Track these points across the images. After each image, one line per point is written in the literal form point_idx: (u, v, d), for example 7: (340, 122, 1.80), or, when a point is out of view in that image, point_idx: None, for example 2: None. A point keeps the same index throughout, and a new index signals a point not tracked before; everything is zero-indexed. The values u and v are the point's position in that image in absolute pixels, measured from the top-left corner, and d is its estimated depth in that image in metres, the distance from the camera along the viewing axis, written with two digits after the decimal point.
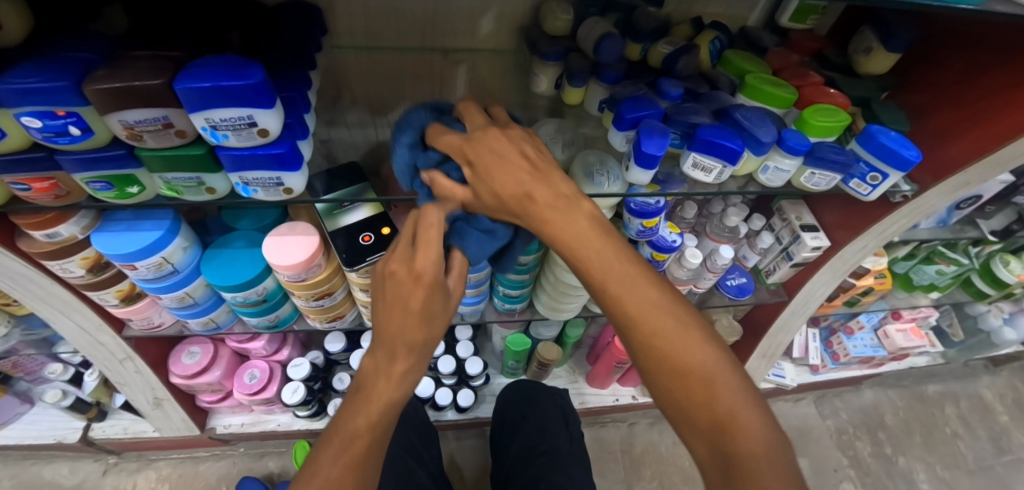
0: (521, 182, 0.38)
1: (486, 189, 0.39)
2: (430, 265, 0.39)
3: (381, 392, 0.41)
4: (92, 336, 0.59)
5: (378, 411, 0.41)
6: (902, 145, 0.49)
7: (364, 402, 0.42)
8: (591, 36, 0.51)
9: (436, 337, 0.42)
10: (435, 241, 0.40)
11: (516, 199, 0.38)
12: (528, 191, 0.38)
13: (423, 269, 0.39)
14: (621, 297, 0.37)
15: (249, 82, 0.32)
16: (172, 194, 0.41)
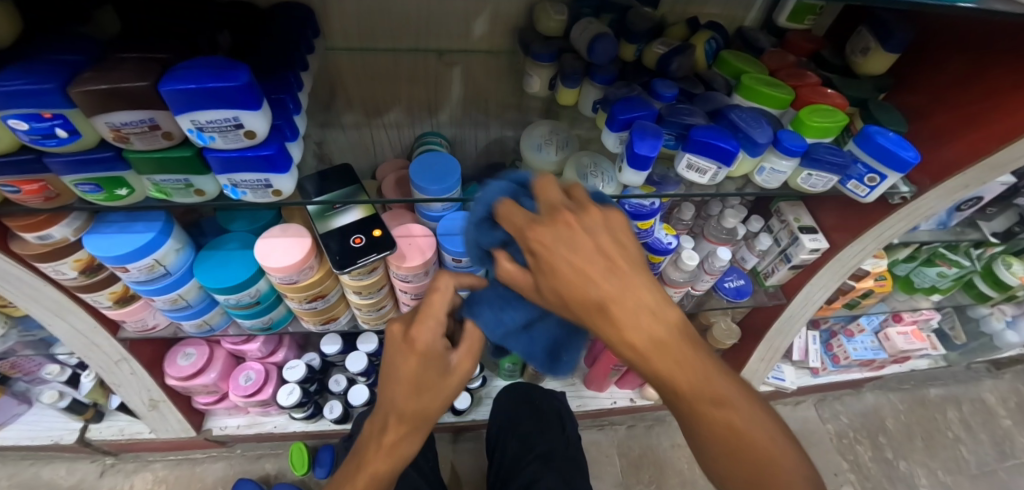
0: (594, 288, 0.33)
1: (549, 285, 0.35)
2: (427, 338, 0.42)
3: (374, 462, 0.46)
4: (87, 338, 0.59)
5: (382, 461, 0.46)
6: (901, 146, 0.49)
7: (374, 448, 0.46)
8: (584, 37, 0.51)
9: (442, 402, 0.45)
10: (436, 313, 0.43)
11: (587, 307, 0.34)
12: (610, 302, 0.33)
13: (418, 342, 0.42)
14: (715, 412, 0.35)
15: (234, 84, 0.32)
16: (161, 196, 0.41)
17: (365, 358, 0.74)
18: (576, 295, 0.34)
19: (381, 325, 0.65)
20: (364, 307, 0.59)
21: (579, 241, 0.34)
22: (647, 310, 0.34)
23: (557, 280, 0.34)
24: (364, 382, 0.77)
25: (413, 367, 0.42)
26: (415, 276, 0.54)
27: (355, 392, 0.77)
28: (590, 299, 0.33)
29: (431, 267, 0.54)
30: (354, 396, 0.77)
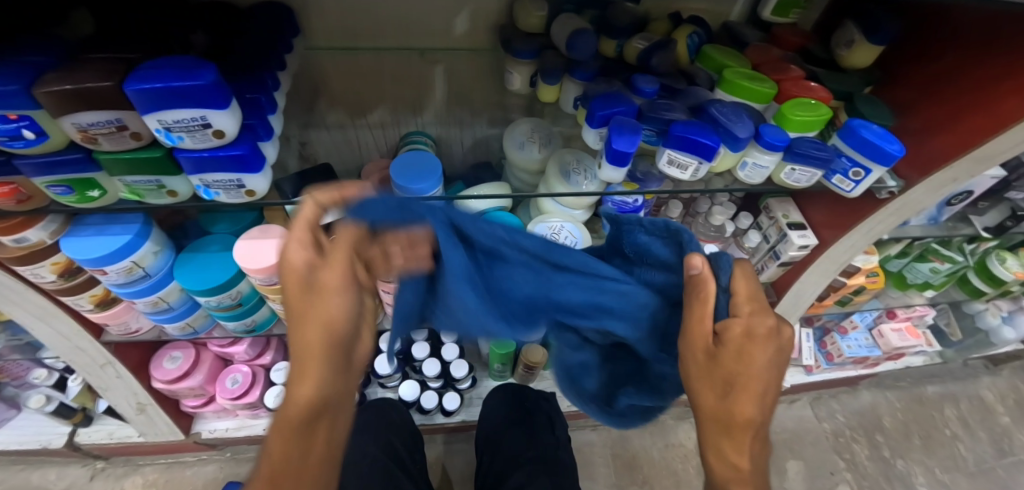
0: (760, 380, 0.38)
1: (727, 377, 0.38)
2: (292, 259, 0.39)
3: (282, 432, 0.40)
4: (70, 342, 0.59)
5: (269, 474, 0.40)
6: (885, 140, 0.48)
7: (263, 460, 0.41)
8: (564, 33, 0.50)
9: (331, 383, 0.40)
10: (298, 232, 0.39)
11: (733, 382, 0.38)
12: (749, 420, 0.38)
13: (287, 261, 0.38)
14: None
15: (200, 83, 0.32)
16: (133, 197, 0.41)
17: None
18: (739, 398, 0.38)
19: None
20: None
21: (769, 370, 0.38)
22: (752, 455, 0.39)
23: (737, 383, 0.38)
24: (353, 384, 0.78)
25: (290, 288, 0.39)
26: None
27: None
28: (745, 411, 0.38)
29: None
30: None
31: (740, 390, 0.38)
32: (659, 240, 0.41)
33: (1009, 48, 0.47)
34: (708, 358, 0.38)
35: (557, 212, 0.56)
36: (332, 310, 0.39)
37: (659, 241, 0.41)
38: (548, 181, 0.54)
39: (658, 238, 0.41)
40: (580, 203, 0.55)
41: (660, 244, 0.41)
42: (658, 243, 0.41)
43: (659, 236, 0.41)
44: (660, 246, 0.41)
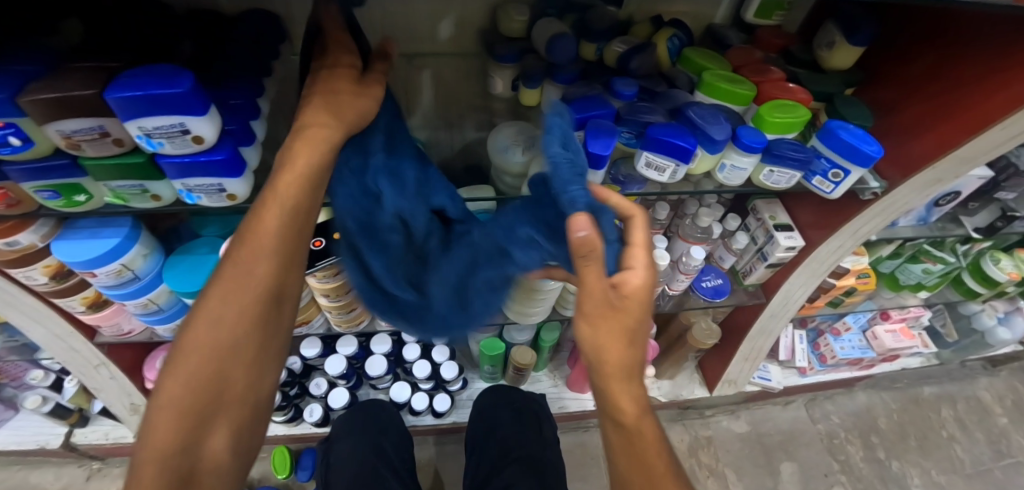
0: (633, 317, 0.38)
1: (607, 322, 0.38)
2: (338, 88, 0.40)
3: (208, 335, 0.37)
4: (64, 343, 0.60)
5: (179, 391, 0.36)
6: (862, 141, 0.48)
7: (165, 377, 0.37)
8: (544, 37, 0.51)
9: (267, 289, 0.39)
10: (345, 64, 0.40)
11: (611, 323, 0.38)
12: (628, 369, 0.40)
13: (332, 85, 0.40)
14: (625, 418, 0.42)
15: (178, 90, 0.33)
16: (119, 201, 0.42)
17: (344, 361, 0.74)
18: (615, 341, 0.39)
19: (354, 327, 0.66)
20: (335, 310, 0.60)
21: (645, 308, 0.38)
22: (640, 395, 0.42)
23: (614, 324, 0.38)
24: (345, 385, 0.79)
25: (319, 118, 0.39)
26: None
27: (335, 395, 0.78)
28: (621, 358, 0.39)
29: None
30: (335, 399, 0.78)
31: (620, 342, 0.38)
32: (578, 182, 0.36)
33: (988, 48, 0.48)
34: (595, 298, 0.37)
35: None
36: (272, 212, 0.38)
37: (573, 184, 0.35)
38: None
39: (574, 181, 0.36)
40: None
41: (560, 187, 0.36)
42: (569, 194, 0.35)
43: (578, 180, 0.36)
44: (570, 192, 0.35)
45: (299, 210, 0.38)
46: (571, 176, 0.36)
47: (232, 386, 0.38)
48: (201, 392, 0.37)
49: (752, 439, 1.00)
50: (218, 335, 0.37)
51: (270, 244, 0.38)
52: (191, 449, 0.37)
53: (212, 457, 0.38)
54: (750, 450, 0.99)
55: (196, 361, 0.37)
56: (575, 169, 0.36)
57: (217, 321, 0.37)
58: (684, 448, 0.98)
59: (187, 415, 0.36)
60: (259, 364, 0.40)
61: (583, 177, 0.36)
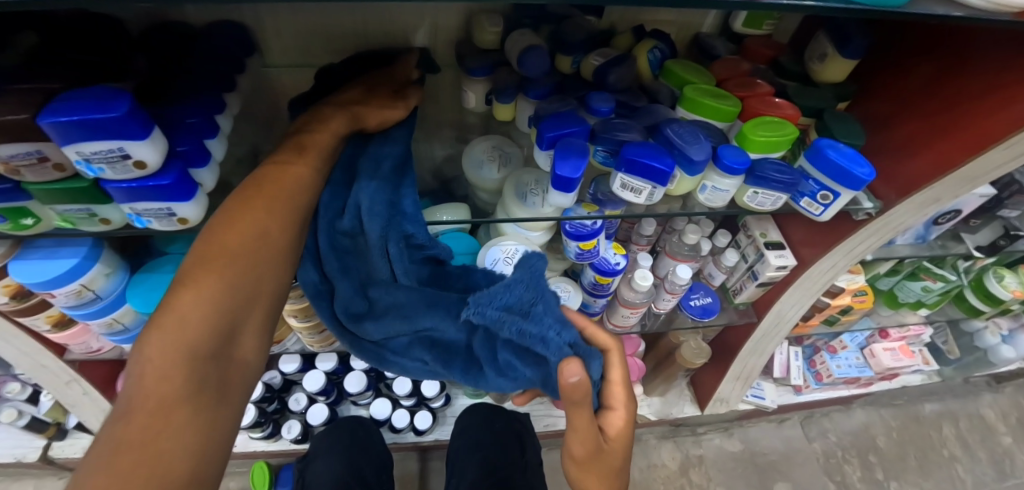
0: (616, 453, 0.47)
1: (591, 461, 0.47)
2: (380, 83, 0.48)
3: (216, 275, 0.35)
4: (33, 360, 0.59)
5: (216, 292, 0.34)
6: (853, 163, 0.46)
7: (189, 281, 0.34)
8: (517, 50, 0.49)
9: (303, 211, 0.40)
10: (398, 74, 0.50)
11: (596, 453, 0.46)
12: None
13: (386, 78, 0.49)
14: None
15: (113, 115, 0.31)
16: (68, 225, 0.41)
17: (322, 377, 0.73)
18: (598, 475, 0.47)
19: (328, 346, 0.64)
20: (306, 330, 0.58)
21: (625, 447, 0.47)
22: None
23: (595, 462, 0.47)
24: (325, 401, 0.77)
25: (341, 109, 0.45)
26: None
27: (315, 411, 0.77)
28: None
29: None
30: (314, 415, 0.77)
31: (602, 474, 0.47)
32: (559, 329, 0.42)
33: (987, 63, 0.45)
34: (584, 440, 0.45)
35: (513, 235, 0.55)
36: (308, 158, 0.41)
37: (558, 334, 0.41)
38: (505, 203, 0.53)
39: (565, 326, 0.42)
40: (537, 226, 0.54)
41: (538, 340, 0.41)
42: (548, 340, 0.41)
43: (560, 335, 0.41)
44: (562, 337, 0.41)
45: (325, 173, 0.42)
46: (556, 325, 0.42)
47: (263, 296, 0.37)
48: (238, 297, 0.35)
49: (746, 458, 0.97)
50: (263, 246, 0.37)
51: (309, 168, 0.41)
52: (221, 355, 0.34)
53: (239, 363, 0.36)
54: (743, 469, 0.96)
55: (204, 294, 0.34)
56: (553, 314, 0.42)
57: (264, 233, 0.37)
58: (675, 467, 0.95)
59: (222, 316, 0.34)
60: (283, 282, 0.39)
61: (563, 321, 0.43)
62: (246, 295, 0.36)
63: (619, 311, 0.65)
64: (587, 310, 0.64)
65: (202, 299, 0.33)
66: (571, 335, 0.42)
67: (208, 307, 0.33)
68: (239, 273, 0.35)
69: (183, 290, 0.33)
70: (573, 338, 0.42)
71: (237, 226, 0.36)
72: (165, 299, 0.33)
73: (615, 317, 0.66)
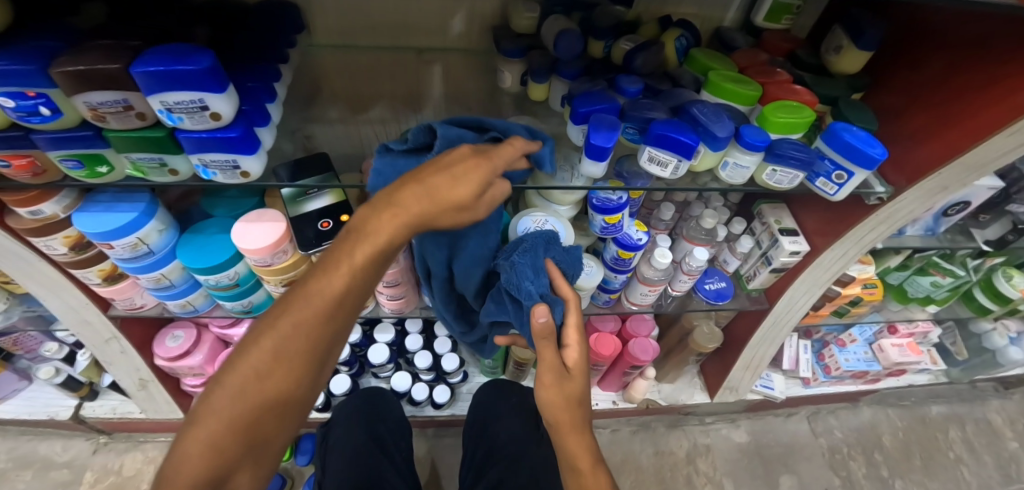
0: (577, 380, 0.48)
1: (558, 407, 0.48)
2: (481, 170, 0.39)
3: (220, 405, 0.37)
4: (79, 314, 0.62)
5: (218, 431, 0.36)
6: (867, 143, 0.49)
7: (192, 425, 0.37)
8: (551, 33, 0.53)
9: (328, 334, 0.40)
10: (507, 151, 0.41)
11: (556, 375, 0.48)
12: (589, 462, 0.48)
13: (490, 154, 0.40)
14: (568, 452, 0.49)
15: (197, 67, 0.35)
16: (139, 174, 0.44)
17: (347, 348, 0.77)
18: (567, 428, 0.48)
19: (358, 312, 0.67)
20: None
21: (584, 377, 0.49)
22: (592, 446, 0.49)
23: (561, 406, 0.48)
24: (347, 371, 0.81)
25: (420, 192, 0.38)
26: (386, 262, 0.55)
27: (338, 381, 0.80)
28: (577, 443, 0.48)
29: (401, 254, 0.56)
30: (337, 385, 0.79)
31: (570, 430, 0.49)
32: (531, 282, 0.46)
33: (991, 54, 0.48)
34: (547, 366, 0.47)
35: (543, 207, 0.57)
36: (341, 275, 0.38)
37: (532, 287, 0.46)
38: (536, 178, 0.56)
39: (534, 276, 0.46)
40: (567, 199, 0.57)
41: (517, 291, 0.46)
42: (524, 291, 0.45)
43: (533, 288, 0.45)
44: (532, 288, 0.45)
45: (364, 280, 0.40)
46: (531, 275, 0.46)
47: (271, 429, 0.39)
48: (243, 430, 0.37)
49: (753, 450, 0.99)
50: (264, 382, 0.38)
51: (341, 287, 0.39)
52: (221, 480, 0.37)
53: None
54: (748, 460, 0.98)
55: (217, 426, 0.36)
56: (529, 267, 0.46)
57: (266, 371, 0.38)
58: (682, 455, 0.97)
59: (221, 455, 0.37)
60: (289, 413, 0.40)
61: (535, 269, 0.46)
62: (251, 432, 0.38)
63: (637, 289, 0.68)
64: (606, 287, 0.67)
65: (206, 439, 0.36)
66: (542, 284, 0.46)
67: (212, 438, 0.36)
68: (242, 412, 0.37)
69: (191, 432, 0.36)
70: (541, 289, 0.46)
71: (242, 366, 0.37)
72: (178, 437, 0.36)
73: (633, 295, 0.68)
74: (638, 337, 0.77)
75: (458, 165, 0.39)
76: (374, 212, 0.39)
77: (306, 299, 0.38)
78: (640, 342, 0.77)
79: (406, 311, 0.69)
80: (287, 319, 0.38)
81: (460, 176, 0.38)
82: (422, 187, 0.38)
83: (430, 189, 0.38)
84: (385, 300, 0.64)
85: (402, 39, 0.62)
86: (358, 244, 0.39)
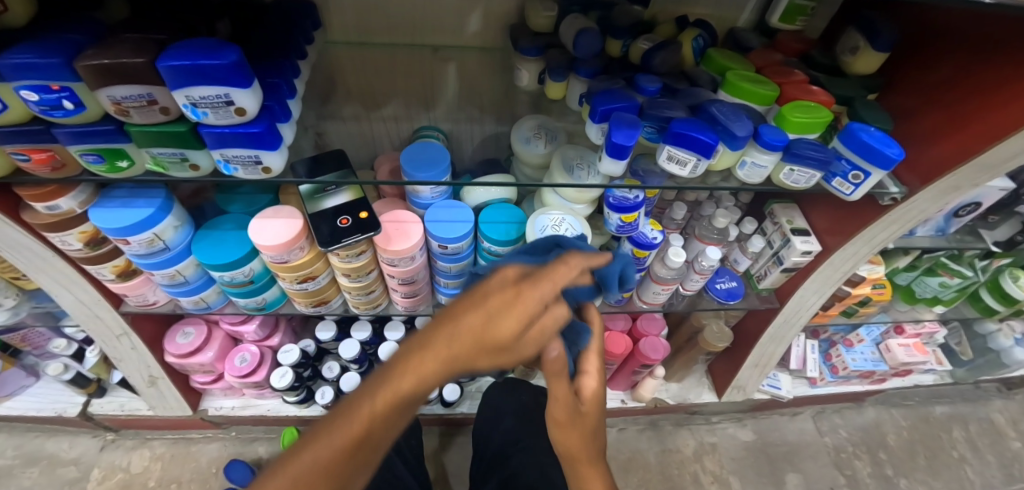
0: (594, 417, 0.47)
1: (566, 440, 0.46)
2: (532, 306, 0.38)
3: None
4: (91, 311, 0.62)
5: None
6: (884, 143, 0.49)
7: None
8: (570, 32, 0.53)
9: (345, 469, 0.38)
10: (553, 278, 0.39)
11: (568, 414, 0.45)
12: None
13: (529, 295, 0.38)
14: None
15: (224, 62, 0.34)
16: (159, 169, 0.44)
17: (357, 346, 0.76)
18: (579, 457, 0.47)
19: (371, 310, 0.67)
20: (354, 291, 0.61)
21: (599, 410, 0.47)
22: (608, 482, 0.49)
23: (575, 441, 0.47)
24: (355, 369, 0.79)
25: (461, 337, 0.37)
26: (401, 260, 0.55)
27: (347, 379, 0.78)
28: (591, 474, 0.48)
29: (417, 252, 0.56)
30: (345, 383, 0.78)
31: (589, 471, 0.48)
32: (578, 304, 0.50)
33: (1007, 55, 0.48)
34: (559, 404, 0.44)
35: (558, 205, 0.57)
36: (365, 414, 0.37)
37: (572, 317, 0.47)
38: (551, 176, 0.56)
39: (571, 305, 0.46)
40: (582, 197, 0.57)
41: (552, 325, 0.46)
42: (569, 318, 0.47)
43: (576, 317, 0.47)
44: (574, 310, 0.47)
45: (387, 421, 0.38)
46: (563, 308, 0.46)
47: None
48: None
49: (759, 448, 0.99)
50: None
51: (363, 429, 0.37)
52: None
53: None
54: (754, 459, 0.98)
55: None
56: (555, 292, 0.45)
57: None
58: (689, 453, 0.97)
59: None
60: None
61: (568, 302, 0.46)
62: None
63: (650, 288, 0.68)
64: None
65: None
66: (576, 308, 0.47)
67: None
68: None
69: None
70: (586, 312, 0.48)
71: None
72: None
73: (646, 294, 0.68)
74: (648, 336, 0.77)
75: (497, 298, 0.39)
76: (409, 353, 0.39)
77: (335, 433, 0.37)
78: (651, 341, 0.77)
79: (419, 309, 0.69)
80: (318, 448, 0.37)
81: (501, 313, 0.38)
82: (453, 328, 0.38)
83: (469, 331, 0.37)
84: (398, 298, 0.64)
85: (418, 37, 0.62)
86: (381, 390, 0.38)
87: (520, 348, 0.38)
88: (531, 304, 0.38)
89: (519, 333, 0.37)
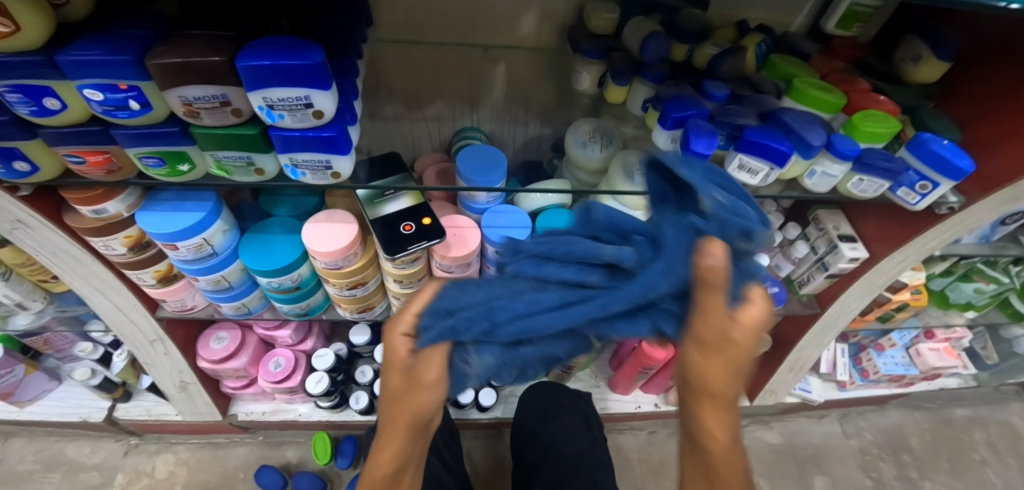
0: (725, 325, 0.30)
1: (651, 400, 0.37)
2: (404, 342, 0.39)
3: None
4: (126, 316, 0.59)
5: None
6: (955, 153, 0.48)
7: None
8: (636, 36, 0.51)
9: None
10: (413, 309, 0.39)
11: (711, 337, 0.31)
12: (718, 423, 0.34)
13: (397, 342, 0.39)
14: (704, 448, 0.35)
15: (308, 63, 0.32)
16: (221, 173, 0.42)
17: None
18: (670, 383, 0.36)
19: None
20: (402, 297, 0.59)
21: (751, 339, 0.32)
22: (731, 422, 0.35)
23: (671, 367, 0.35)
24: None
25: (393, 382, 0.40)
26: (458, 266, 0.54)
27: None
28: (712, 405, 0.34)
29: (474, 259, 0.54)
30: None
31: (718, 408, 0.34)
32: (580, 243, 0.33)
33: None
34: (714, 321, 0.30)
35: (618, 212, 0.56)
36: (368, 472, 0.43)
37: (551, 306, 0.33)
38: (611, 183, 0.54)
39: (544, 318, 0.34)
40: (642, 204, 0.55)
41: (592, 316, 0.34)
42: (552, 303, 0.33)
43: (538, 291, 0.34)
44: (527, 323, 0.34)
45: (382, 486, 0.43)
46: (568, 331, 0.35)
47: None
48: None
49: (786, 451, 1.00)
50: None
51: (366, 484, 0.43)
52: None
53: None
54: (782, 461, 0.98)
55: None
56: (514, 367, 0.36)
57: None
58: None
59: None
60: None
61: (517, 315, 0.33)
62: None
63: None
64: None
65: None
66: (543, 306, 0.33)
67: None
68: None
69: None
70: (579, 316, 0.32)
71: None
72: None
73: None
74: None
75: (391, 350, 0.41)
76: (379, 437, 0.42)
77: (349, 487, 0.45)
78: None
79: None
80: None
81: (391, 362, 0.40)
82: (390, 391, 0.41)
83: (388, 384, 0.41)
84: None
85: (468, 36, 0.60)
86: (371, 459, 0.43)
87: (422, 384, 0.38)
88: (405, 352, 0.39)
89: (416, 370, 0.38)
